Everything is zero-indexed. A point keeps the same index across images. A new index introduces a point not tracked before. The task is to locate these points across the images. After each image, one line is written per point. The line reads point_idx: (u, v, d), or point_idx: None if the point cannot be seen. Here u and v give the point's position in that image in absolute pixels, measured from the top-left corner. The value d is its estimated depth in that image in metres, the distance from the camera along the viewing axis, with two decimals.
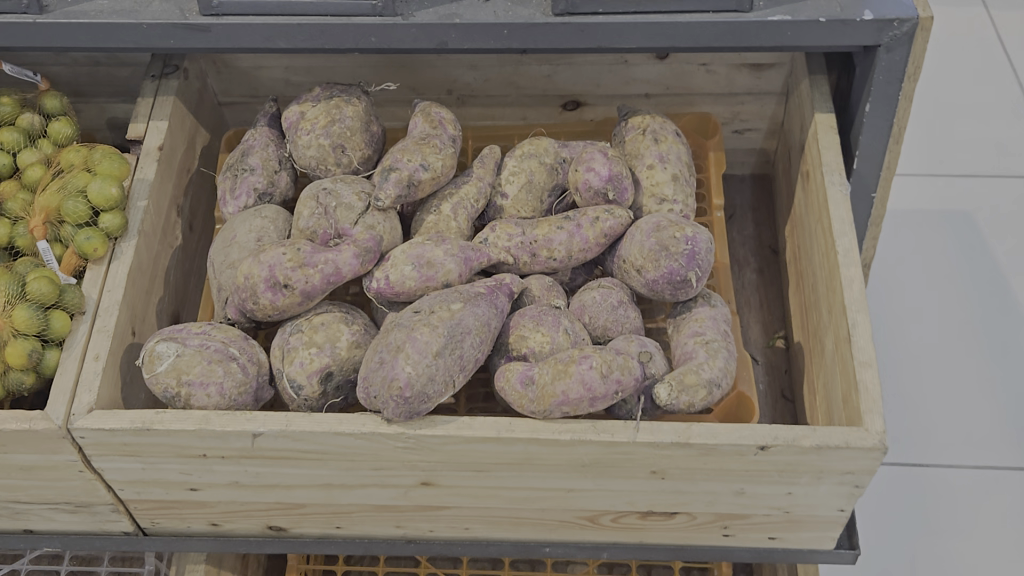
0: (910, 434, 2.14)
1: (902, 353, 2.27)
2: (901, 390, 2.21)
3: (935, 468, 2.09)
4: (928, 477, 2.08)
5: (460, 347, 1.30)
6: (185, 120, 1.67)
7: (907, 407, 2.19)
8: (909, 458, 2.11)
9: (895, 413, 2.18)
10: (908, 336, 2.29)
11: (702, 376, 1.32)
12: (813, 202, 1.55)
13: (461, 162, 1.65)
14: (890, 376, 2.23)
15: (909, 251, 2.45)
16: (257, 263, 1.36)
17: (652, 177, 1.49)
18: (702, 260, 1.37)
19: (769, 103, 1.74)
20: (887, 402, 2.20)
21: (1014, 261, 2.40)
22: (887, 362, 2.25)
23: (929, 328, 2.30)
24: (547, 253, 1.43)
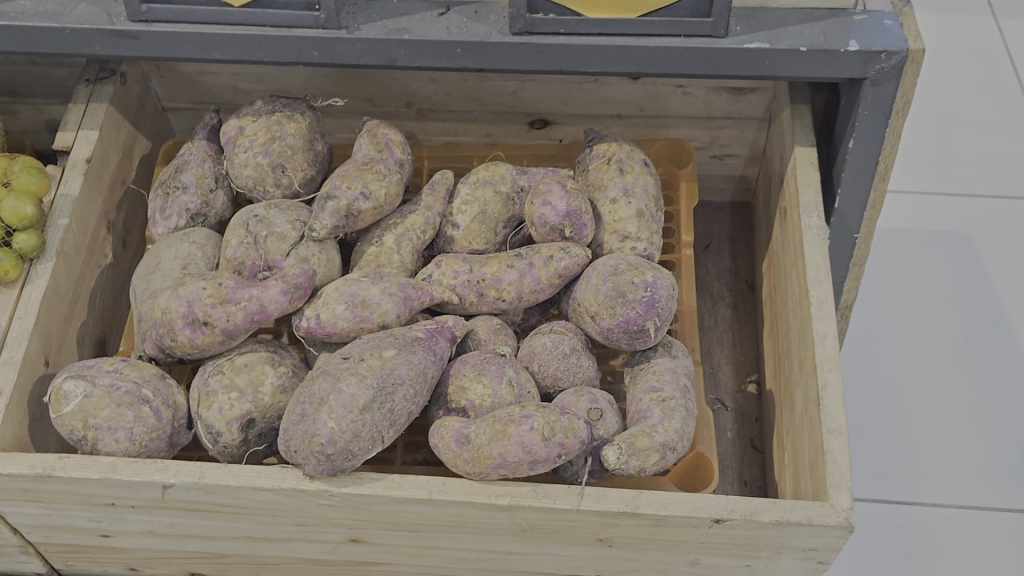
0: (893, 466, 1.87)
1: (879, 379, 2.00)
2: (881, 422, 1.94)
3: (917, 508, 1.81)
4: (915, 521, 1.80)
5: (391, 401, 1.19)
6: (121, 127, 1.55)
7: (889, 436, 1.92)
8: (893, 497, 1.84)
9: (874, 444, 1.90)
10: (886, 362, 2.03)
11: (656, 440, 1.20)
12: (789, 242, 1.42)
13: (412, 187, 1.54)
14: (872, 404, 1.96)
15: (896, 267, 2.21)
16: (175, 298, 1.25)
17: (614, 213, 1.37)
18: (663, 309, 1.26)
19: (751, 128, 1.62)
20: (867, 430, 1.93)
21: (1005, 280, 2.17)
22: (869, 389, 1.99)
23: (916, 353, 2.04)
24: (495, 294, 1.31)
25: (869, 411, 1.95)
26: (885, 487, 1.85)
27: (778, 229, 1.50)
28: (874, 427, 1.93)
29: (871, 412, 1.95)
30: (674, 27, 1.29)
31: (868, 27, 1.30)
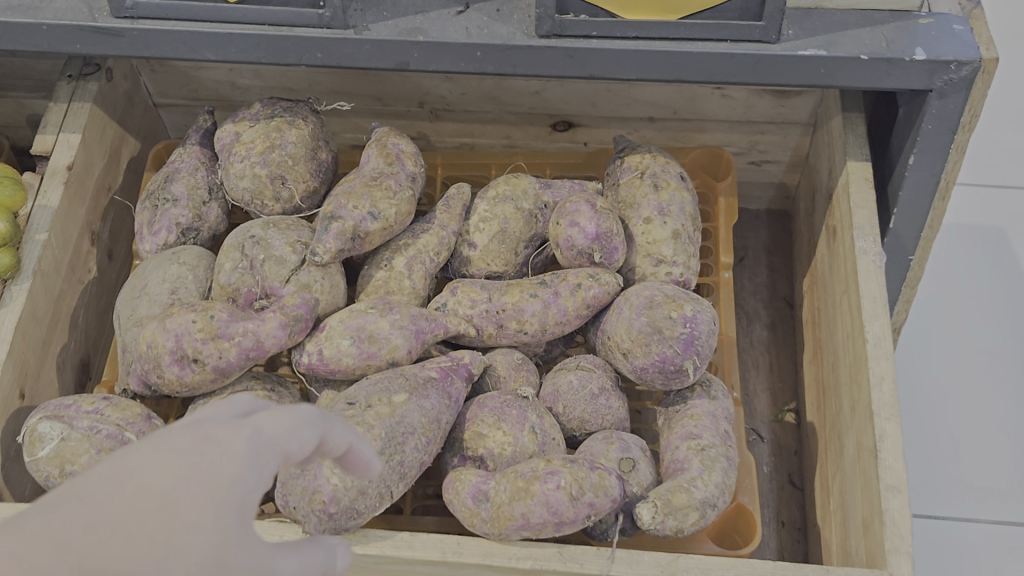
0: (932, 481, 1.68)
1: (923, 385, 1.81)
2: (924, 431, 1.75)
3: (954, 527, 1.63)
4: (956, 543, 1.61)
5: (402, 452, 1.06)
6: (107, 128, 1.42)
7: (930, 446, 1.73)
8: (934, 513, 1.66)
9: (915, 456, 1.72)
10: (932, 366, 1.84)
11: (694, 496, 1.08)
12: (839, 265, 1.29)
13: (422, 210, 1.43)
14: (914, 411, 1.78)
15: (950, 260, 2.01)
16: (162, 331, 1.12)
17: (648, 234, 1.25)
18: (702, 346, 1.13)
19: (794, 133, 1.48)
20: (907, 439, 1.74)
21: None
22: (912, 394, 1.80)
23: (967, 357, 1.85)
24: (516, 325, 1.19)
25: (915, 416, 1.77)
26: (924, 505, 1.66)
27: (824, 247, 1.37)
28: (915, 438, 1.74)
29: (915, 421, 1.76)
30: (719, 30, 1.15)
31: (935, 32, 1.17)
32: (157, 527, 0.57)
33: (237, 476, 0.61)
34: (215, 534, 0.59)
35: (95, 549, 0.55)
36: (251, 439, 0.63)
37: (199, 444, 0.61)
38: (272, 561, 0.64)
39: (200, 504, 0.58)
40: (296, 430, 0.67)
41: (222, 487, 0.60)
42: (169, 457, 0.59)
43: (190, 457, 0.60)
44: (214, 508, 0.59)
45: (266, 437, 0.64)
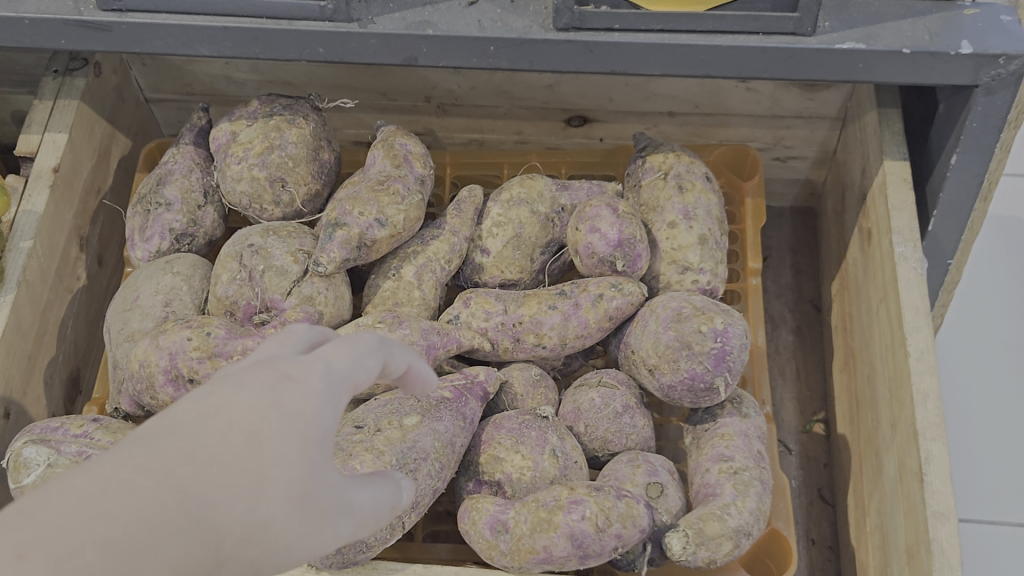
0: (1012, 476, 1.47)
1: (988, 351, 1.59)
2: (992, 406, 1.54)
3: None
4: None
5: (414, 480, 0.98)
6: (95, 127, 1.34)
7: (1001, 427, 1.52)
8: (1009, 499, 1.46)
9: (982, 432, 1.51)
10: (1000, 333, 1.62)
11: (728, 525, 1.00)
12: (875, 271, 1.22)
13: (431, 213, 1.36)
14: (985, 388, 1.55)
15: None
16: (155, 348, 1.04)
17: (673, 239, 1.17)
18: (734, 362, 1.05)
19: (822, 128, 1.40)
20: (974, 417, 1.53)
21: None
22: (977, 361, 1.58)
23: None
24: (534, 339, 1.11)
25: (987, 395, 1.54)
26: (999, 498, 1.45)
27: (857, 250, 1.30)
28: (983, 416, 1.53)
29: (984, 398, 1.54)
30: (749, 22, 1.05)
31: (983, 24, 1.08)
32: (247, 457, 0.62)
33: (316, 410, 0.66)
34: (299, 463, 0.64)
35: (198, 477, 0.59)
36: (325, 373, 0.68)
37: (277, 380, 0.65)
38: (349, 495, 0.69)
39: (286, 436, 0.64)
40: (360, 360, 0.70)
41: (303, 420, 0.65)
42: (252, 395, 0.64)
43: (271, 394, 0.64)
44: (296, 439, 0.64)
45: (338, 368, 0.68)
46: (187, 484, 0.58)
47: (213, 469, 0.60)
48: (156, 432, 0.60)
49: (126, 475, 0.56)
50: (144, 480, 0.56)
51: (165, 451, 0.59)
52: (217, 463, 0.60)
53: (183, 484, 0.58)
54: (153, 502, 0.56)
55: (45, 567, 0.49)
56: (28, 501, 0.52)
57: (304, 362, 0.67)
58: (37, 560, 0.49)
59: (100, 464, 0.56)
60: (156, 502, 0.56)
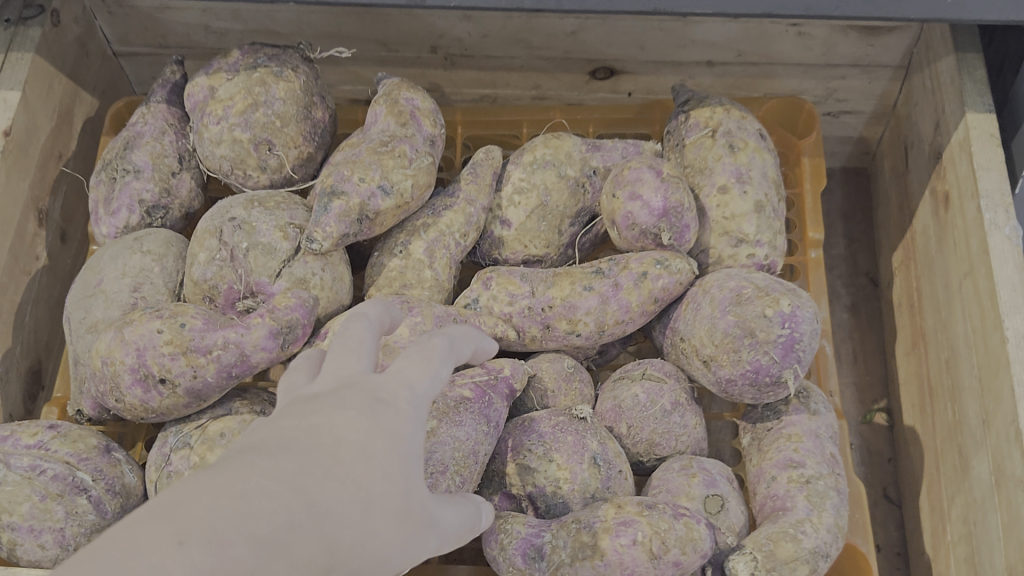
0: None
1: None
2: None
3: None
4: None
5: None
6: (54, 83, 1.17)
7: None
8: None
9: None
10: None
11: (804, 546, 0.84)
12: (955, 241, 1.06)
13: (442, 179, 1.20)
14: None
15: None
16: (119, 343, 0.87)
17: (725, 206, 1.00)
18: (804, 351, 0.89)
19: (881, 78, 1.24)
20: None
21: None
22: None
23: None
24: (567, 326, 0.95)
25: None
26: None
27: (929, 217, 1.13)
28: None
29: None
30: None
31: None
32: (360, 471, 0.54)
33: (410, 430, 0.59)
34: (400, 481, 0.57)
35: (320, 487, 0.51)
36: (410, 397, 0.61)
37: (370, 401, 0.59)
38: (433, 511, 0.61)
39: (393, 454, 0.57)
40: (440, 368, 0.65)
41: (401, 437, 0.58)
42: (357, 413, 0.57)
43: (368, 411, 0.58)
44: (399, 457, 0.57)
45: (432, 374, 0.64)
46: (308, 494, 0.50)
47: (330, 481, 0.52)
48: (270, 447, 0.52)
49: (255, 482, 0.48)
50: (271, 488, 0.48)
51: (281, 461, 0.51)
52: (335, 476, 0.53)
53: (309, 495, 0.50)
54: (284, 509, 0.48)
55: (202, 558, 0.42)
56: (170, 499, 0.44)
57: (388, 379, 0.61)
58: (196, 549, 0.42)
59: (220, 473, 0.48)
60: (289, 507, 0.48)
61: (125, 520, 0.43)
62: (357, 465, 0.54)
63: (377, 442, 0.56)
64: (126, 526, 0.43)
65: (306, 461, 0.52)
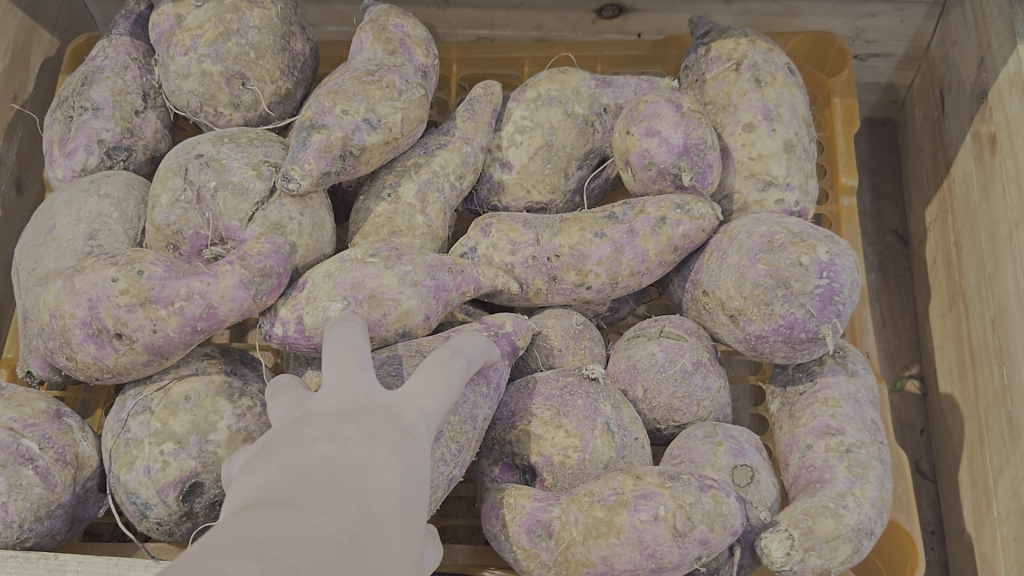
0: None
1: None
2: None
3: None
4: None
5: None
6: (7, 17, 1.06)
7: None
8: None
9: None
10: None
11: (846, 523, 0.74)
12: (1003, 187, 0.95)
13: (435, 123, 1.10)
14: None
15: None
16: (69, 294, 0.77)
17: (751, 145, 0.90)
18: (844, 304, 0.79)
19: (914, 17, 1.13)
20: None
21: None
22: None
23: None
24: (576, 278, 0.85)
25: None
26: None
27: (971, 164, 1.03)
28: None
29: None
30: None
31: None
32: (398, 515, 0.49)
33: (426, 465, 0.55)
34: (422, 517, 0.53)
35: (371, 525, 0.46)
36: (422, 427, 0.58)
37: (394, 433, 0.54)
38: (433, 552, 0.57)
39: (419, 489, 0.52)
40: (447, 395, 0.62)
41: (422, 474, 0.54)
42: (389, 445, 0.52)
43: (396, 442, 0.53)
44: (423, 495, 0.53)
45: (439, 404, 0.60)
46: (362, 533, 0.45)
47: (376, 517, 0.47)
48: (315, 473, 0.47)
49: (320, 529, 0.42)
50: (332, 528, 0.43)
51: (331, 493, 0.46)
52: (380, 512, 0.48)
53: (364, 535, 0.45)
54: (348, 559, 0.42)
55: None
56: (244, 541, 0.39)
57: (402, 410, 0.57)
58: None
59: (282, 511, 0.42)
60: (347, 546, 0.43)
61: (205, 553, 0.37)
62: (399, 506, 0.49)
63: (408, 477, 0.52)
64: (214, 558, 0.37)
65: (357, 496, 0.47)
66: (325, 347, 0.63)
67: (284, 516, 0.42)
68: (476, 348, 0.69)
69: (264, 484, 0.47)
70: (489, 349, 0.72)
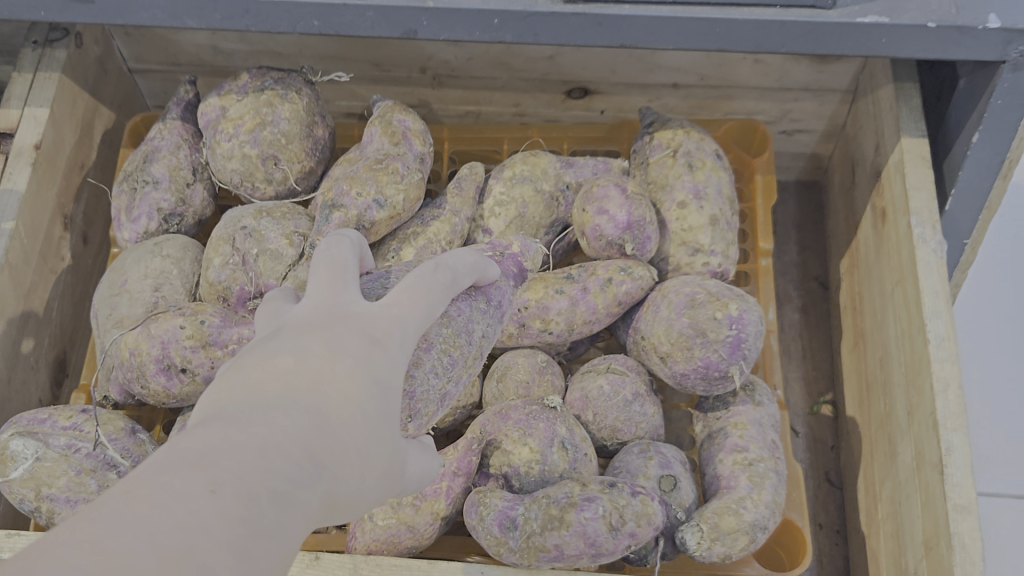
0: None
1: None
2: None
3: None
4: None
5: (412, 379, 0.75)
6: (77, 100, 1.27)
7: None
8: None
9: None
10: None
11: (744, 519, 0.96)
12: (890, 253, 1.18)
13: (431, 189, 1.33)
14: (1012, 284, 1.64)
15: None
16: (146, 336, 0.99)
17: (683, 219, 1.12)
18: (750, 349, 1.01)
19: (830, 101, 1.36)
20: None
21: None
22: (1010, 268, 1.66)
23: None
24: (541, 325, 1.07)
25: None
26: None
27: (869, 230, 1.26)
28: None
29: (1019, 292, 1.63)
30: None
31: None
32: (354, 426, 0.61)
33: (395, 371, 0.65)
34: (386, 429, 0.64)
35: (322, 441, 0.57)
36: (400, 337, 0.67)
37: (363, 347, 0.64)
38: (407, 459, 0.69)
39: (382, 404, 0.63)
40: (433, 305, 0.70)
41: (385, 380, 0.64)
42: (355, 359, 0.63)
43: (362, 354, 0.64)
44: (388, 413, 0.64)
45: (417, 316, 0.69)
46: (313, 451, 0.56)
47: (331, 436, 0.58)
48: (272, 395, 0.58)
49: (266, 442, 0.54)
50: (280, 447, 0.54)
51: (286, 415, 0.57)
52: (335, 430, 0.59)
53: (313, 452, 0.56)
54: (292, 470, 0.54)
55: (230, 508, 0.48)
56: (197, 454, 0.50)
57: (378, 317, 0.67)
58: (224, 500, 0.48)
59: (235, 430, 0.53)
60: (295, 462, 0.54)
61: (159, 466, 0.49)
62: (353, 416, 0.60)
63: (370, 390, 0.62)
64: (162, 471, 0.48)
65: (314, 418, 0.58)
66: (317, 258, 0.72)
67: (235, 432, 0.53)
68: (466, 264, 0.76)
69: (227, 396, 0.57)
70: (479, 262, 0.78)
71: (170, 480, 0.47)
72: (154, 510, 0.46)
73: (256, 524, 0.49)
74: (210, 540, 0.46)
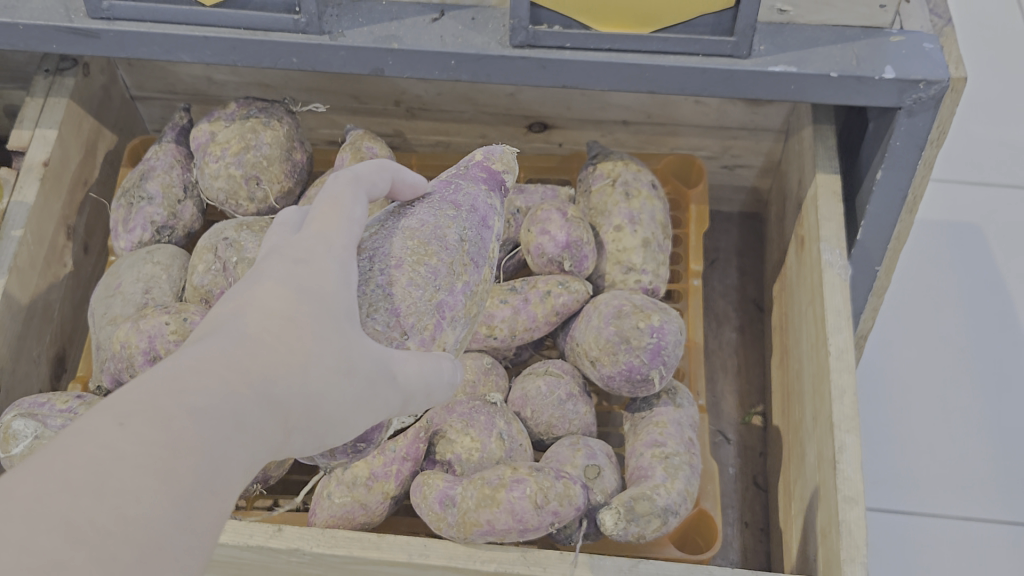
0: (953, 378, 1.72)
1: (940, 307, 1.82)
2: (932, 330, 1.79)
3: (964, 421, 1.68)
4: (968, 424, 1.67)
5: (392, 297, 0.85)
6: (83, 123, 1.42)
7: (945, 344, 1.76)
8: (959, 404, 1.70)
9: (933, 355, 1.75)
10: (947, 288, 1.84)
11: (657, 504, 1.09)
12: (806, 276, 1.31)
13: None
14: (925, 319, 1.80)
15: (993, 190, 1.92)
16: (135, 332, 1.12)
17: (619, 241, 1.26)
18: (669, 356, 1.14)
19: (765, 140, 1.50)
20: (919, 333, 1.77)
21: None
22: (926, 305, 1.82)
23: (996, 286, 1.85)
24: (487, 331, 1.20)
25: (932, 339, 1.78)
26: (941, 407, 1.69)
27: (793, 257, 1.40)
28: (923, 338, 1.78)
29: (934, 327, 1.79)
30: (691, 45, 1.11)
31: (905, 51, 1.14)
32: (283, 345, 0.70)
33: (320, 285, 0.76)
34: (332, 339, 0.73)
35: (246, 362, 0.67)
36: (325, 255, 0.78)
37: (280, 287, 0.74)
38: (392, 368, 0.78)
39: (314, 319, 0.73)
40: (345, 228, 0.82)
41: (307, 297, 0.74)
42: (273, 293, 0.73)
43: (285, 282, 0.74)
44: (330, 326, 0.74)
45: (340, 234, 0.81)
46: (240, 373, 0.66)
47: (255, 358, 0.68)
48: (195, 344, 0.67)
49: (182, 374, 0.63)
50: (200, 374, 0.64)
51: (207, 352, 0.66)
52: (261, 353, 0.68)
53: (239, 374, 0.66)
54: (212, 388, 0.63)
55: (141, 429, 0.57)
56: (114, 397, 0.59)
57: (299, 247, 0.78)
58: (134, 425, 0.57)
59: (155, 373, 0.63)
60: (218, 383, 0.64)
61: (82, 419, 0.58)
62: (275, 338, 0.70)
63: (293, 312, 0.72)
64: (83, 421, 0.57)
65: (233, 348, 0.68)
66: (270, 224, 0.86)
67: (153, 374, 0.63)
68: (370, 165, 0.88)
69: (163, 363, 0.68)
70: (390, 166, 0.91)
71: (83, 423, 0.56)
72: (69, 451, 0.54)
73: (173, 434, 0.58)
74: (123, 460, 0.55)
